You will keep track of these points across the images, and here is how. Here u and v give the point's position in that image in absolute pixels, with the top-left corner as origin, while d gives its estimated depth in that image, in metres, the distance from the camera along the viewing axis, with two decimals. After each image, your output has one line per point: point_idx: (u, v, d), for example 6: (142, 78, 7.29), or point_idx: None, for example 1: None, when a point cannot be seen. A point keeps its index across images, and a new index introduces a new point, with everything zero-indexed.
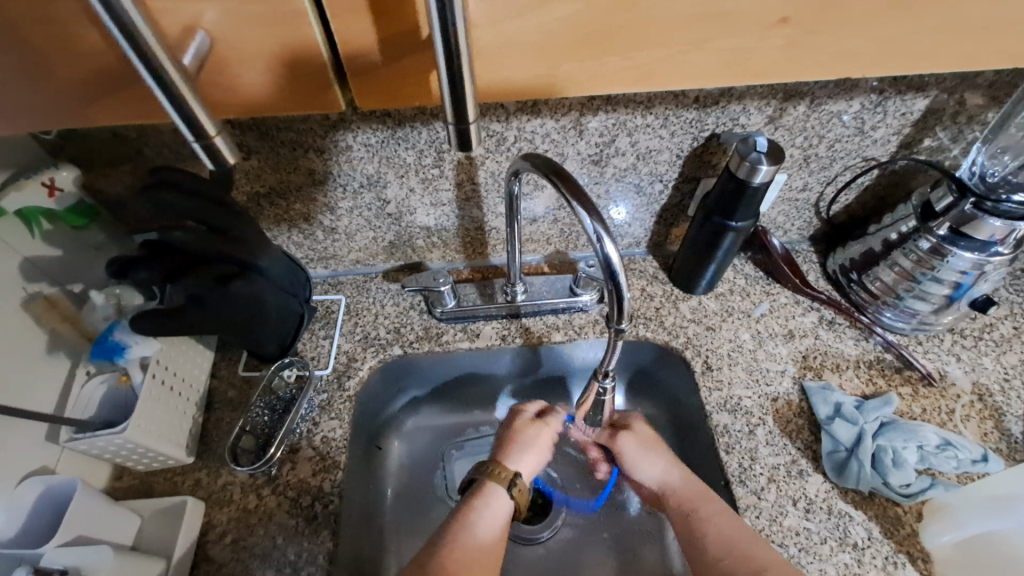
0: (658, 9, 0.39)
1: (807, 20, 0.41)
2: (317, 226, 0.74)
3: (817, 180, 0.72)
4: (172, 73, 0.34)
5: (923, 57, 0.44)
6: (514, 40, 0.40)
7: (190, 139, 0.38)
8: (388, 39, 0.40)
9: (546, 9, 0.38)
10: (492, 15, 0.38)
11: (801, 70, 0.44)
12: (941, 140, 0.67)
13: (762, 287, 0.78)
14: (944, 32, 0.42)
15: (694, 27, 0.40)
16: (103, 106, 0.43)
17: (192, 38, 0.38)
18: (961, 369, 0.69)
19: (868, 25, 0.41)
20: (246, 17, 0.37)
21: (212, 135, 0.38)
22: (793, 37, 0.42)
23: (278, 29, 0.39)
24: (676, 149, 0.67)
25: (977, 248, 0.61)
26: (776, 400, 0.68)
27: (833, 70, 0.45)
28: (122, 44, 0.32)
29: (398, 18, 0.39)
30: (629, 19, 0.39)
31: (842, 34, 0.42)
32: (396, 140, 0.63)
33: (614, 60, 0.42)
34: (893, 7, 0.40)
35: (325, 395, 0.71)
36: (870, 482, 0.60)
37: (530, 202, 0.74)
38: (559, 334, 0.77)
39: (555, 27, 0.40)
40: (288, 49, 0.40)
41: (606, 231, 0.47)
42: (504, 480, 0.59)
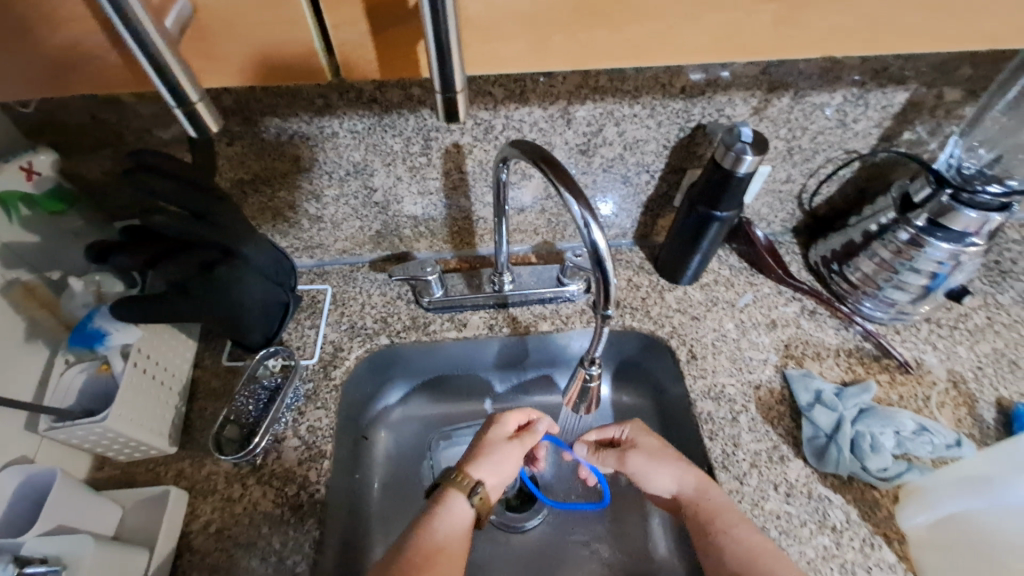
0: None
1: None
2: (303, 214, 0.74)
3: (800, 172, 0.74)
4: (157, 39, 0.33)
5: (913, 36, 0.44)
6: (501, 9, 0.40)
7: (173, 108, 0.38)
8: (377, 13, 0.39)
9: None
10: None
11: (788, 46, 0.44)
12: (919, 133, 0.69)
13: (746, 277, 0.79)
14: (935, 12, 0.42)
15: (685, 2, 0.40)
16: (83, 79, 0.41)
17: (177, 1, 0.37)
18: (937, 357, 0.71)
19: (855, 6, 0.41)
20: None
21: (194, 102, 0.38)
22: (779, 13, 0.41)
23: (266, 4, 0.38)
24: (663, 140, 0.67)
25: (954, 239, 0.63)
26: (759, 388, 0.69)
27: (816, 49, 0.45)
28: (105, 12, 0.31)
29: None
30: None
31: (828, 13, 0.42)
32: (383, 127, 0.63)
33: (602, 31, 0.42)
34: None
35: (311, 384, 0.71)
36: (849, 467, 0.61)
37: (518, 192, 0.74)
38: (547, 323, 0.77)
39: None
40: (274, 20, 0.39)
41: (593, 217, 0.47)
42: (464, 485, 0.59)
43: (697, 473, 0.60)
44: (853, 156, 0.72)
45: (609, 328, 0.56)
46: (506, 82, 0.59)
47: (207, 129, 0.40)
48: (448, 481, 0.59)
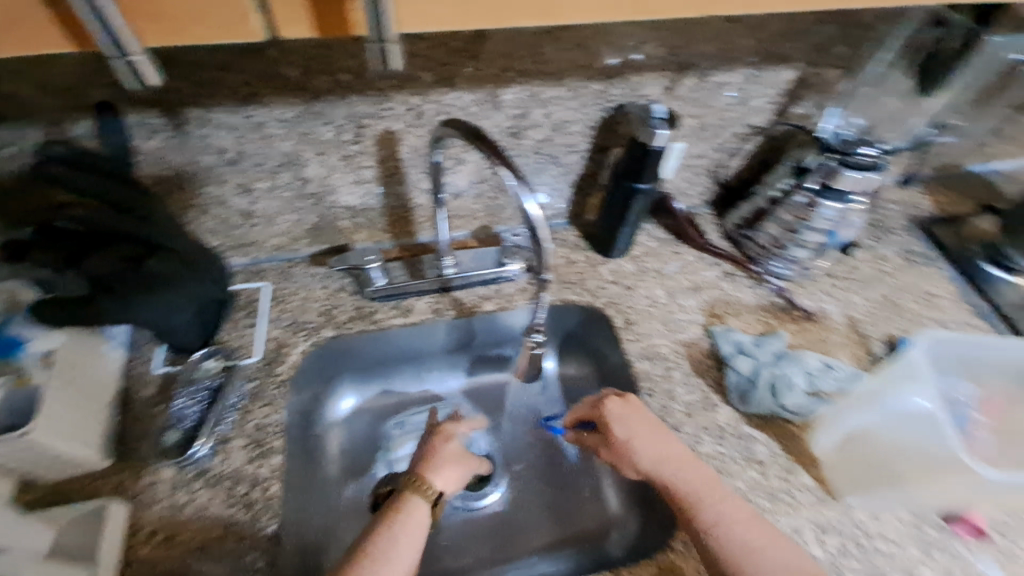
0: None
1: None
2: (233, 210, 0.72)
3: (711, 148, 0.81)
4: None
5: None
6: None
7: (111, 57, 0.37)
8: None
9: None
10: None
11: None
12: (808, 108, 0.77)
13: (671, 247, 0.86)
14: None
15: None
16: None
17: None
18: (836, 306, 0.80)
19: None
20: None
21: (133, 52, 0.37)
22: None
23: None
24: (586, 120, 0.72)
25: (840, 198, 0.72)
26: (689, 345, 0.75)
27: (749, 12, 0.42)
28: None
29: None
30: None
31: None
32: (313, 115, 0.63)
33: None
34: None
35: (255, 383, 0.70)
36: (769, 406, 0.68)
37: (453, 177, 0.76)
38: (490, 303, 0.80)
39: None
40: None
41: (525, 187, 0.50)
42: (427, 495, 0.59)
43: (684, 459, 0.58)
44: (755, 130, 0.79)
45: (547, 295, 0.60)
46: (434, 66, 0.61)
47: (149, 83, 0.39)
48: (411, 489, 0.59)
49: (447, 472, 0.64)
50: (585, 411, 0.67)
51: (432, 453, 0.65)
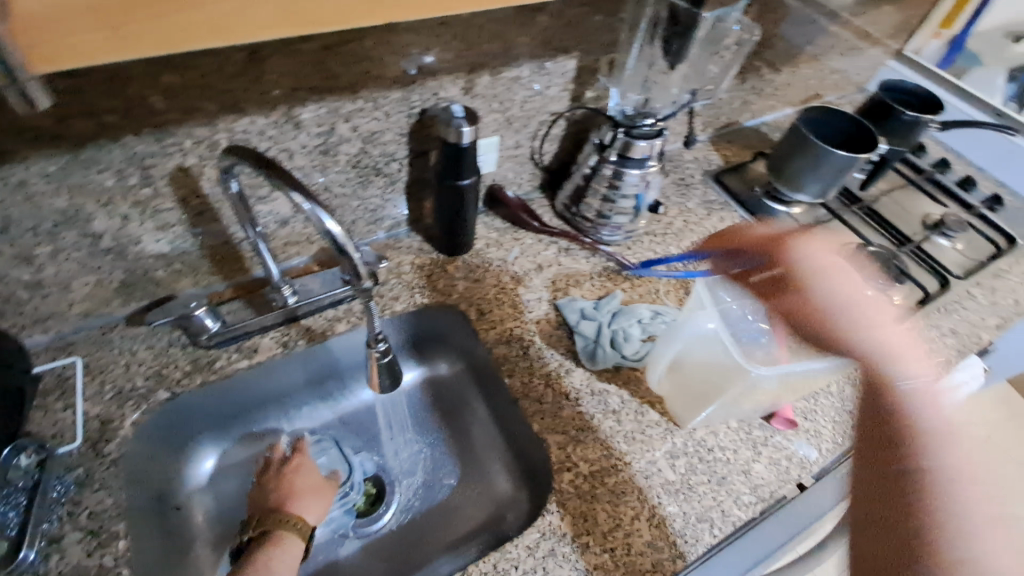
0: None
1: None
2: (14, 285, 0.63)
3: (524, 137, 0.87)
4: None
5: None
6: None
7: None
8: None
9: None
10: None
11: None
12: (597, 90, 0.86)
13: (511, 235, 0.91)
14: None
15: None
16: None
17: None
18: (659, 259, 0.91)
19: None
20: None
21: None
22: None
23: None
24: (396, 129, 0.74)
25: (638, 165, 0.82)
26: (539, 321, 0.81)
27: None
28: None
29: None
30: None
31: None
32: (84, 164, 0.57)
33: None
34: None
35: (81, 470, 0.62)
36: (613, 360, 0.76)
37: (274, 204, 0.74)
38: (342, 324, 0.79)
39: None
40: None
41: (319, 205, 0.52)
42: (301, 531, 0.61)
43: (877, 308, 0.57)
44: (557, 116, 0.87)
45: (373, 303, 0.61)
46: (215, 96, 0.58)
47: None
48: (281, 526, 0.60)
49: (318, 499, 0.66)
50: (754, 250, 0.64)
51: (291, 487, 0.66)
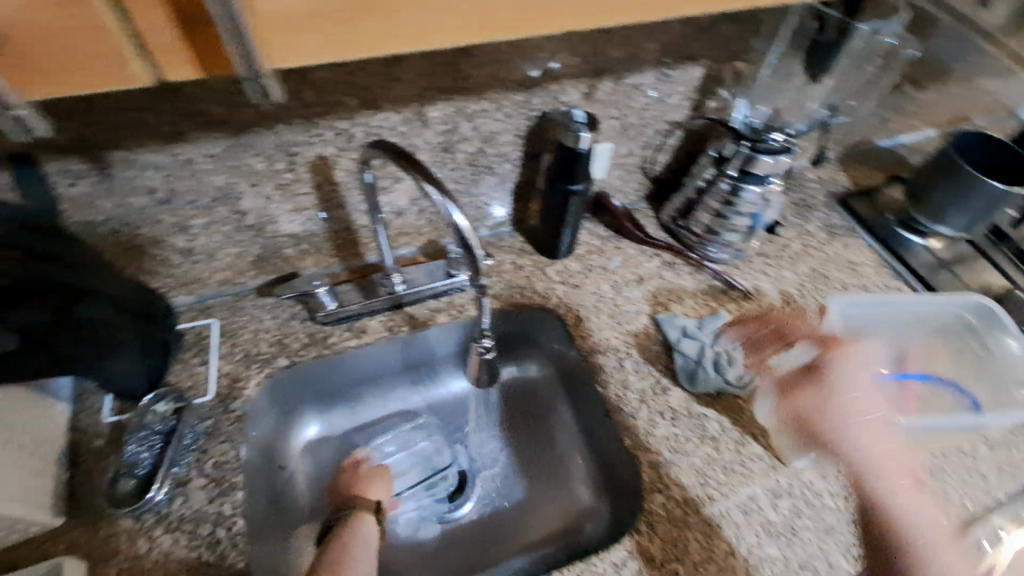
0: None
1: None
2: (172, 250, 0.71)
3: (637, 145, 0.85)
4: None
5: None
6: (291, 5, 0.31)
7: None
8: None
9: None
10: None
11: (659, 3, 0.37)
12: (722, 99, 0.82)
13: (613, 243, 0.89)
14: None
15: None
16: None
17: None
18: (770, 282, 0.85)
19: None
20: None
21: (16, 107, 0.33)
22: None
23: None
24: (514, 130, 0.75)
25: (759, 181, 0.78)
26: (637, 334, 0.78)
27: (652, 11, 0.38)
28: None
29: None
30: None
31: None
32: (242, 148, 0.64)
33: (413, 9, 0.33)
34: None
35: (211, 421, 0.69)
36: (715, 384, 0.72)
37: (393, 196, 0.78)
38: (443, 316, 0.81)
39: None
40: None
41: (450, 200, 0.53)
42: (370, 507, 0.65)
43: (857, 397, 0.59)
44: (674, 125, 0.84)
45: (486, 298, 0.63)
46: (357, 91, 0.63)
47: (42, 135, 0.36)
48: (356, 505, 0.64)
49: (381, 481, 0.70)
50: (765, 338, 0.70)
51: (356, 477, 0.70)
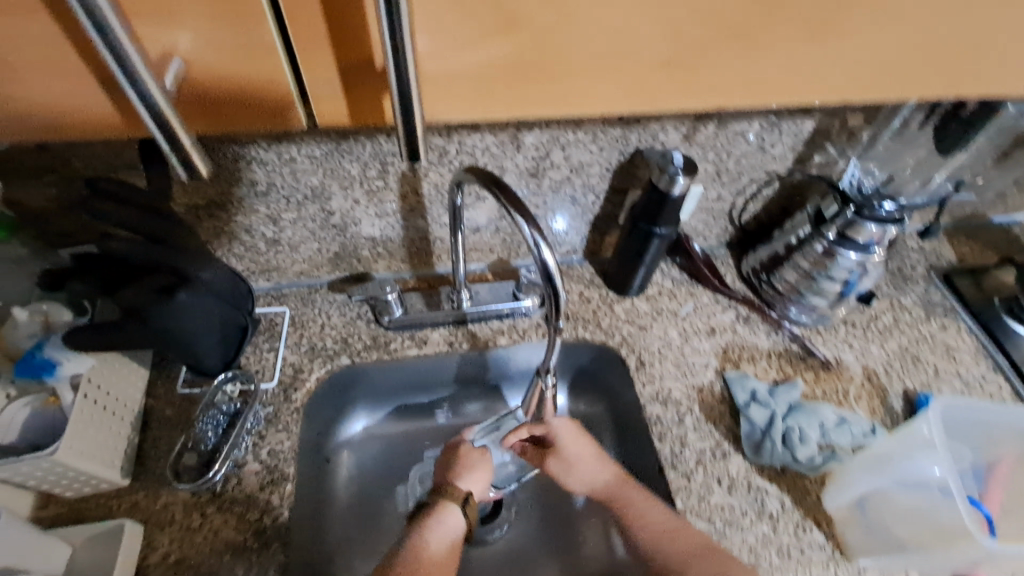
0: (569, 47, 0.43)
1: (694, 61, 0.45)
2: (260, 239, 0.74)
3: (729, 192, 0.81)
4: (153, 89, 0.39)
5: (804, 89, 0.49)
6: (459, 73, 0.44)
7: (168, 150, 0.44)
8: (349, 69, 0.44)
9: (478, 45, 0.42)
10: (438, 48, 0.42)
11: (730, 89, 0.48)
12: (829, 155, 0.77)
13: (687, 288, 0.86)
14: (844, 44, 0.45)
15: (600, 63, 0.45)
16: (61, 119, 0.45)
17: (168, 62, 0.41)
18: (853, 355, 0.80)
19: (754, 62, 0.46)
20: (220, 50, 0.41)
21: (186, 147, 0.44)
22: (682, 74, 0.46)
23: (252, 60, 0.42)
24: (605, 163, 0.73)
25: (860, 249, 0.72)
26: (701, 390, 0.75)
27: (725, 99, 0.49)
28: (107, 58, 0.37)
29: (357, 49, 0.42)
30: (546, 58, 0.44)
31: (726, 70, 0.46)
32: (340, 152, 0.65)
33: (546, 88, 0.46)
34: (777, 44, 0.44)
35: (271, 408, 0.71)
36: (781, 458, 0.68)
37: (473, 213, 0.78)
38: (504, 338, 0.80)
39: (489, 64, 0.44)
40: (247, 58, 0.42)
41: (542, 238, 0.51)
42: (457, 498, 0.65)
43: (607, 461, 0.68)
44: (773, 176, 0.79)
45: (560, 339, 0.59)
46: None
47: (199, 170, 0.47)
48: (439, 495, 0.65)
49: (479, 471, 0.68)
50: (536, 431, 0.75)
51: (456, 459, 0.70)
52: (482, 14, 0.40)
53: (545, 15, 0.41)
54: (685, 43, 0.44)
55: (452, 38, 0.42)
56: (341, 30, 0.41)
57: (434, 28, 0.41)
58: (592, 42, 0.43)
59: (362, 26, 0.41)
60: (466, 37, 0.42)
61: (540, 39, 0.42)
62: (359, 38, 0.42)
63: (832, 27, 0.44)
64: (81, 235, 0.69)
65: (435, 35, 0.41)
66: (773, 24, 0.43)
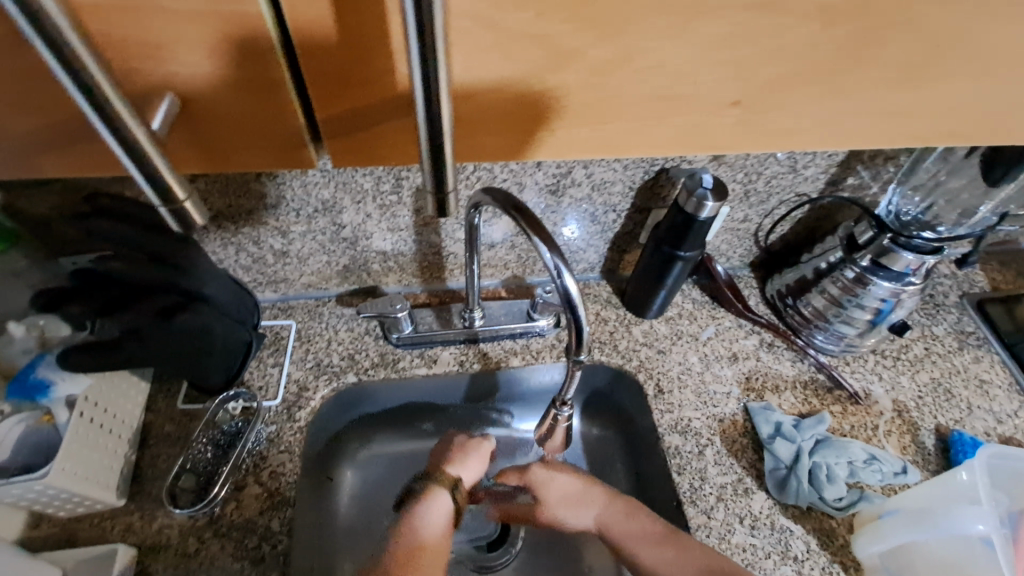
0: (623, 88, 0.41)
1: (755, 104, 0.44)
2: (268, 250, 0.72)
3: (756, 213, 0.78)
4: (139, 136, 0.34)
5: (857, 136, 0.47)
6: (493, 110, 0.42)
7: (157, 205, 0.38)
8: (366, 107, 0.42)
9: (522, 84, 0.40)
10: (474, 86, 0.40)
11: (760, 141, 0.47)
12: (862, 178, 0.74)
13: (708, 311, 0.82)
14: (910, 92, 0.44)
15: (653, 106, 0.43)
16: (51, 158, 0.42)
17: (161, 101, 0.38)
18: (882, 388, 0.76)
19: (811, 107, 0.44)
20: (222, 82, 0.38)
21: (180, 199, 0.38)
22: (742, 117, 0.45)
23: (259, 95, 0.40)
24: (629, 181, 0.70)
25: (894, 278, 0.69)
26: (723, 421, 0.72)
27: (777, 143, 0.48)
28: (82, 104, 0.31)
29: (376, 88, 0.40)
30: (596, 99, 0.42)
31: (785, 114, 0.45)
32: (354, 166, 0.63)
33: (582, 130, 0.45)
34: (841, 87, 0.43)
35: (274, 427, 0.68)
36: (808, 497, 0.64)
37: (488, 229, 0.75)
38: (517, 359, 0.77)
39: (530, 100, 0.42)
40: (252, 93, 0.39)
41: (565, 264, 0.48)
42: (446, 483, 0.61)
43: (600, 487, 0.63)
44: (803, 198, 0.76)
45: (581, 371, 0.57)
46: None
47: (193, 221, 0.41)
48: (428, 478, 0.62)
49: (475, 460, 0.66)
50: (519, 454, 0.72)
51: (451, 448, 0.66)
52: (529, 52, 0.38)
53: (600, 54, 0.39)
54: (752, 86, 0.42)
55: (491, 76, 0.40)
56: (359, 66, 0.38)
57: (472, 66, 0.39)
58: (648, 83, 0.41)
59: (383, 63, 0.38)
60: (511, 75, 0.40)
61: (588, 78, 0.40)
62: (378, 76, 0.39)
63: (907, 74, 0.42)
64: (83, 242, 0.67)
65: (476, 73, 0.39)
66: (841, 68, 0.41)
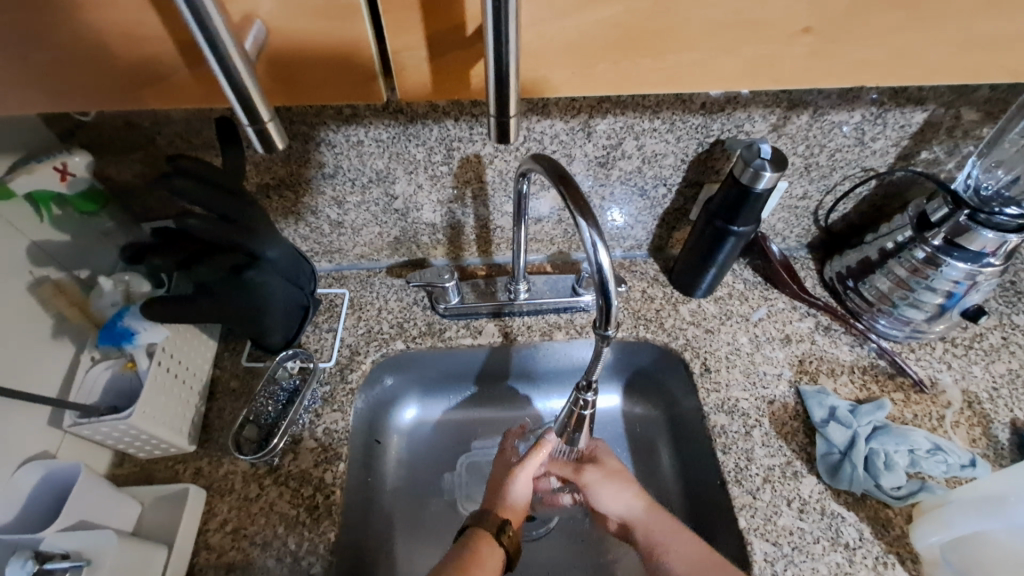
0: (689, 15, 0.39)
1: (831, 31, 0.40)
2: (326, 220, 0.75)
3: (817, 188, 0.74)
4: (236, 61, 0.34)
5: (935, 69, 0.43)
6: (555, 40, 0.41)
7: (244, 124, 0.39)
8: (436, 37, 0.41)
9: (585, 11, 0.39)
10: (536, 15, 0.39)
11: (818, 78, 0.44)
12: (937, 153, 0.70)
13: (760, 292, 0.80)
14: (997, 20, 0.40)
15: (722, 33, 0.40)
16: (152, 90, 0.42)
17: (251, 29, 0.38)
18: (951, 377, 0.71)
19: (886, 34, 0.41)
20: (301, 8, 0.38)
21: (265, 121, 0.39)
22: (816, 47, 0.42)
23: (333, 21, 0.39)
24: (681, 153, 0.68)
25: (970, 258, 0.64)
26: (772, 403, 0.69)
27: (848, 79, 0.44)
28: (191, 26, 0.32)
29: (446, 14, 0.39)
30: (661, 25, 0.40)
31: (861, 41, 0.41)
32: (407, 136, 0.65)
33: (646, 62, 0.42)
34: (924, 10, 0.39)
35: (328, 387, 0.72)
36: (862, 484, 0.61)
37: (536, 202, 0.76)
38: (560, 333, 0.78)
39: (594, 29, 0.40)
40: (331, 19, 0.39)
41: (601, 239, 0.47)
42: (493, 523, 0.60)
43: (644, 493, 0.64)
44: (872, 172, 0.72)
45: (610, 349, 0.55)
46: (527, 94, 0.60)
47: (275, 145, 0.41)
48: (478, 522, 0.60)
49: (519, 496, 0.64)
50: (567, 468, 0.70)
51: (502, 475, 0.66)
52: None
53: None
54: (825, 10, 0.39)
55: (556, 2, 0.38)
56: None
57: None
58: (715, 8, 0.39)
59: None
60: (573, 2, 0.38)
61: (652, 4, 0.38)
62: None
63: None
64: (160, 209, 0.72)
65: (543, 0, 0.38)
66: None
